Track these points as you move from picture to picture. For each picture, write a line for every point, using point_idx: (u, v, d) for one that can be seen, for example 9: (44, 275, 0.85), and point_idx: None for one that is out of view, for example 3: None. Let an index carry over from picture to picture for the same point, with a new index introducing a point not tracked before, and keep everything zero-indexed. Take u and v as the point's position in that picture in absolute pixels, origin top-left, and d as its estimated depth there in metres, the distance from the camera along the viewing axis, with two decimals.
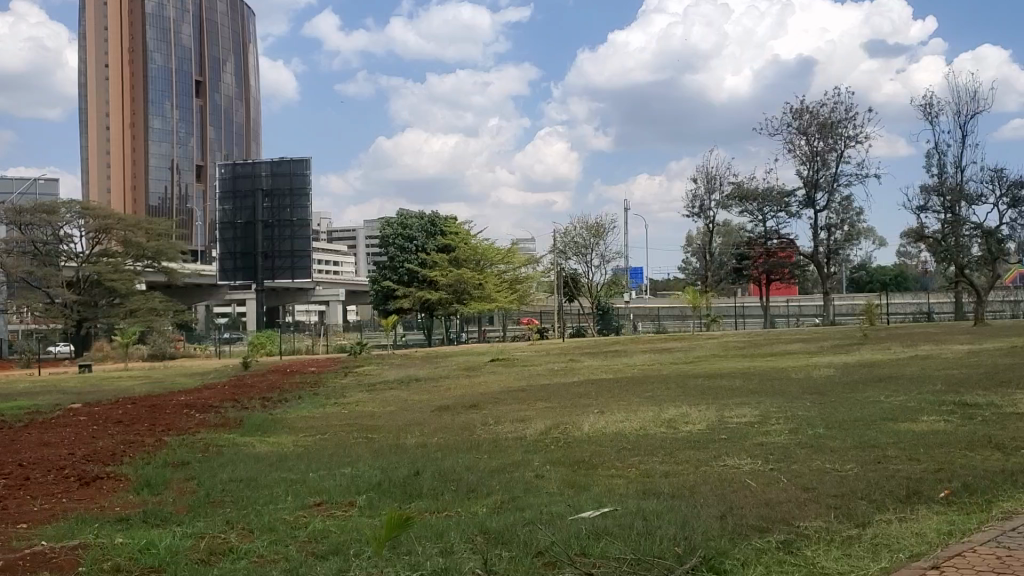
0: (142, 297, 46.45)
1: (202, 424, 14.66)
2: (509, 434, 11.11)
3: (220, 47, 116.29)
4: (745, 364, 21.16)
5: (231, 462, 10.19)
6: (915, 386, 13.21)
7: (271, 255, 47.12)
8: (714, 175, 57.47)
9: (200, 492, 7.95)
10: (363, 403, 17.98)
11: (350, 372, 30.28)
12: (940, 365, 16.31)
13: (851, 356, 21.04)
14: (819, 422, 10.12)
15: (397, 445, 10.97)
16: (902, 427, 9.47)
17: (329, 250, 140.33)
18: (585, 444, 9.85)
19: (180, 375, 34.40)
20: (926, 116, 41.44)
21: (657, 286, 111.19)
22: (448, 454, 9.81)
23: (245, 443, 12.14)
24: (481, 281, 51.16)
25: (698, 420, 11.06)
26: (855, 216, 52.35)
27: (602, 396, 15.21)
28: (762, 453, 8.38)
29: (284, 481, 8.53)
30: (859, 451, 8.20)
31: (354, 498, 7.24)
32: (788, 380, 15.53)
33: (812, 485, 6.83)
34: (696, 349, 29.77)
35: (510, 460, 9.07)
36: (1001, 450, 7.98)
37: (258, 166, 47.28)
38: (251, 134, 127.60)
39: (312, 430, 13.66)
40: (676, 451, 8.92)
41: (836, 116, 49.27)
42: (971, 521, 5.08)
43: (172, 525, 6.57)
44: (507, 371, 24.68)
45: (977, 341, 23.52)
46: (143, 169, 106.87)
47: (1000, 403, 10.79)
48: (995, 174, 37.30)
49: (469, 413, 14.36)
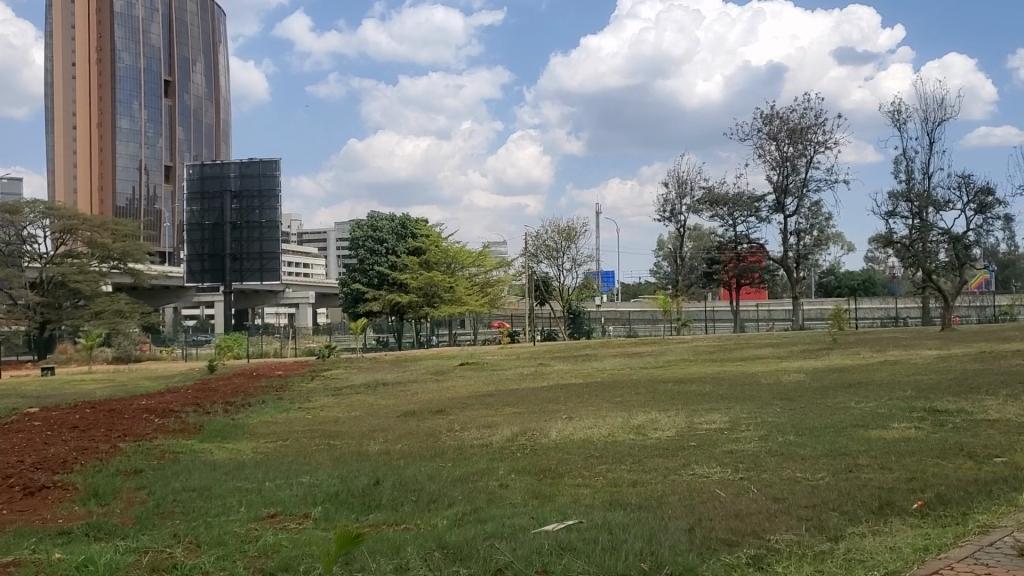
0: (107, 298, 45.56)
1: (162, 429, 14.24)
2: (474, 442, 10.83)
3: (188, 47, 115.25)
4: (715, 369, 21.04)
5: (186, 469, 9.85)
6: (886, 392, 13.06)
7: (240, 257, 46.54)
8: (685, 179, 57.58)
9: (150, 503, 7.63)
10: (328, 408, 17.61)
11: (317, 376, 29.80)
12: (909, 371, 16.23)
13: (820, 361, 20.99)
14: (789, 429, 9.96)
15: (360, 452, 10.66)
16: (873, 434, 9.32)
17: (299, 252, 139.22)
18: (552, 451, 9.59)
19: (144, 378, 33.77)
20: (895, 123, 41.75)
21: (628, 290, 111.21)
22: (411, 462, 9.53)
23: (203, 450, 11.78)
24: (452, 284, 50.71)
25: (667, 427, 10.85)
26: (824, 221, 52.68)
27: (571, 402, 14.94)
28: (733, 461, 8.19)
29: (240, 490, 8.22)
30: (830, 459, 8.04)
31: (310, 510, 6.96)
32: (757, 386, 15.38)
33: (783, 496, 6.64)
34: (667, 353, 29.61)
35: (474, 468, 8.82)
36: (974, 458, 7.85)
37: (227, 167, 46.72)
38: (221, 135, 126.42)
39: (272, 436, 13.30)
40: (645, 459, 8.70)
41: (806, 121, 49.54)
42: (946, 535, 4.89)
43: (115, 538, 6.24)
44: (476, 375, 24.39)
45: (944, 346, 23.60)
46: (110, 169, 105.03)
47: (971, 410, 10.67)
48: (963, 180, 37.58)
49: (435, 419, 14.05)
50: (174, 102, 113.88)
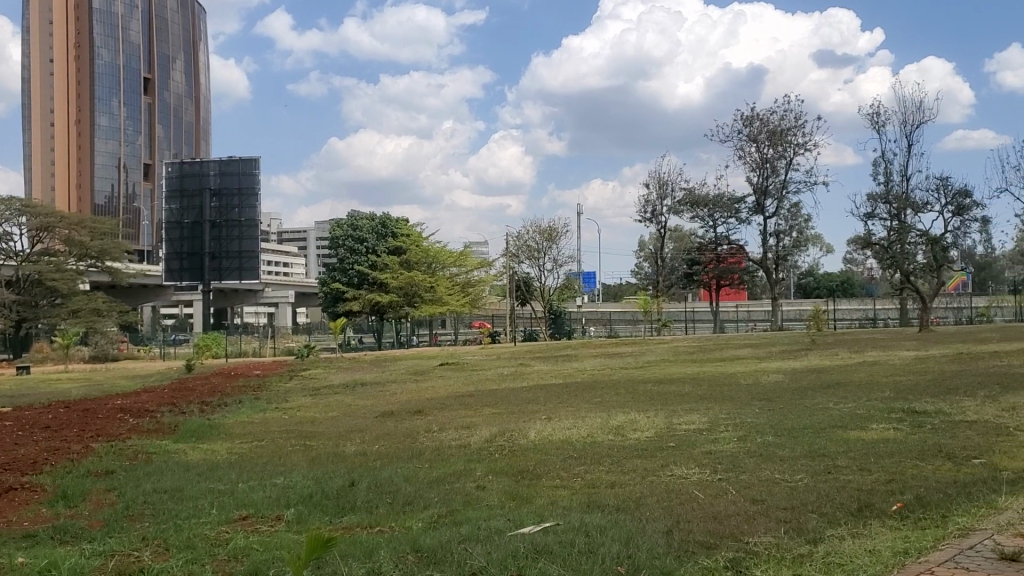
0: (84, 297, 45.05)
1: (136, 430, 14.03)
2: (452, 443, 10.74)
3: (168, 45, 114.50)
4: (695, 369, 21.04)
5: (159, 470, 9.69)
6: (864, 393, 13.10)
7: (219, 256, 46.18)
8: (666, 180, 57.70)
9: (119, 505, 7.48)
10: (305, 408, 17.45)
11: (296, 376, 29.58)
12: (887, 372, 16.26)
13: (799, 362, 21.03)
14: (767, 429, 9.93)
15: (336, 453, 10.55)
16: (850, 435, 9.30)
17: (279, 251, 138.52)
18: (530, 452, 9.53)
19: (121, 377, 33.43)
20: (873, 125, 41.99)
21: (609, 290, 111.33)
22: (386, 463, 9.42)
23: (177, 450, 11.61)
24: (433, 284, 50.79)
25: (646, 427, 10.81)
26: (803, 223, 52.96)
27: (551, 402, 14.87)
28: (711, 462, 8.13)
29: (212, 492, 8.08)
30: (809, 460, 8.00)
31: (282, 512, 6.84)
32: (736, 386, 15.38)
33: (761, 497, 6.58)
34: (647, 354, 29.61)
35: (451, 470, 8.72)
36: (952, 459, 7.82)
37: (206, 165, 46.34)
38: (201, 133, 125.54)
39: (248, 437, 13.14)
40: (624, 460, 8.64)
41: (786, 124, 49.73)
42: (927, 538, 4.85)
43: (81, 542, 6.10)
44: (455, 375, 24.27)
45: (922, 347, 23.71)
46: (89, 166, 103.86)
47: (949, 411, 10.69)
48: (940, 183, 37.81)
49: (413, 420, 13.93)
50: (153, 100, 112.98)
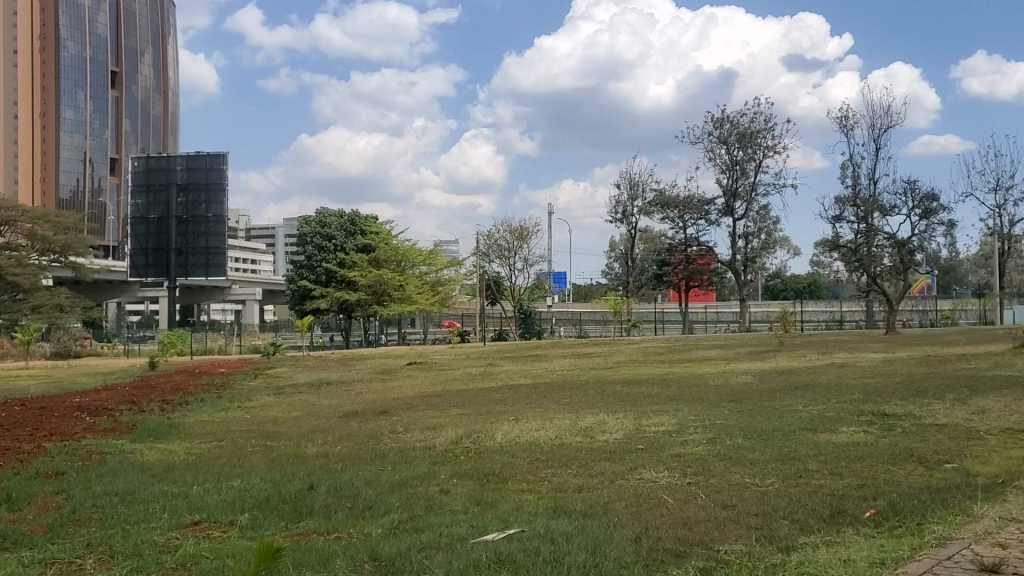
0: (46, 293, 44.06)
1: (91, 429, 13.62)
2: (417, 444, 10.49)
3: (136, 38, 113.89)
4: (664, 370, 20.97)
5: (113, 471, 9.37)
6: (832, 395, 13.03)
7: (185, 251, 45.57)
8: (637, 181, 57.71)
9: (66, 508, 7.17)
10: (268, 408, 17.09)
11: (261, 374, 29.16)
12: (857, 374, 16.19)
13: (768, 363, 20.97)
14: (736, 432, 9.77)
15: (297, 455, 10.28)
16: (822, 439, 9.16)
17: (247, 248, 137.27)
18: (497, 454, 9.32)
19: (82, 375, 32.77)
20: (842, 128, 42.22)
21: (580, 291, 111.31)
22: (348, 466, 9.15)
23: (133, 450, 11.25)
24: (402, 282, 50.11)
25: (614, 429, 10.64)
26: (771, 225, 53.21)
27: (519, 403, 14.68)
28: (682, 466, 7.95)
29: (166, 495, 7.76)
30: (780, 465, 7.85)
31: (237, 517, 6.58)
32: (705, 388, 15.24)
33: (731, 503, 6.40)
34: (615, 354, 29.50)
35: (414, 472, 8.49)
36: (924, 464, 7.70)
37: (173, 159, 45.65)
38: (168, 128, 124.05)
39: (208, 437, 12.77)
40: (592, 463, 8.44)
41: (756, 126, 49.85)
42: (904, 548, 4.71)
43: (21, 549, 5.80)
44: (422, 374, 23.99)
45: (890, 349, 23.77)
46: (53, 160, 101.41)
47: (918, 414, 10.61)
48: (909, 186, 38.00)
49: (377, 420, 13.67)
50: (120, 94, 111.55)
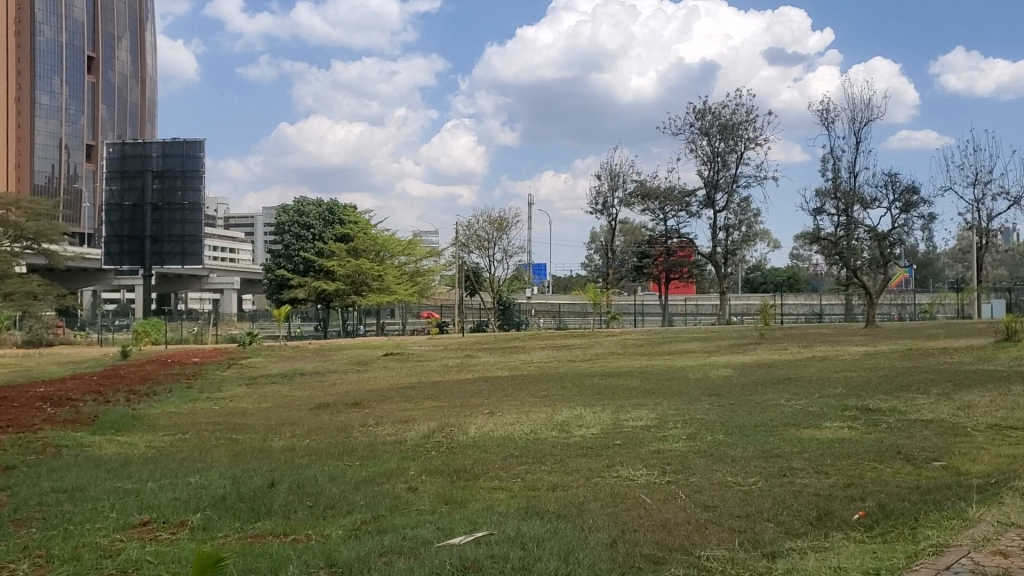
0: (19, 280, 43.23)
1: (52, 421, 13.14)
2: (387, 438, 10.11)
3: (113, 24, 112.50)
4: (643, 363, 20.66)
5: (68, 466, 8.92)
6: (816, 389, 12.73)
7: (161, 239, 44.79)
8: (617, 172, 57.51)
9: (8, 506, 6.76)
10: (238, 399, 16.65)
11: (235, 364, 28.63)
12: (837, 368, 15.90)
13: (748, 356, 20.68)
14: (718, 427, 9.45)
15: (263, 449, 9.87)
16: (806, 434, 8.87)
17: (225, 237, 136.07)
18: (468, 449, 8.98)
19: (54, 364, 32.13)
20: (823, 121, 42.06)
21: (560, 282, 110.95)
22: (313, 461, 8.76)
23: (91, 443, 10.79)
24: (380, 273, 50.32)
25: (592, 423, 10.29)
26: (753, 217, 53.06)
27: (494, 396, 14.31)
28: (659, 463, 7.60)
29: (118, 492, 7.34)
30: (763, 462, 7.53)
31: (189, 517, 6.18)
32: (685, 381, 14.95)
33: (712, 504, 6.07)
34: (595, 346, 29.16)
35: (382, 469, 8.09)
36: (912, 461, 7.42)
37: (148, 146, 44.86)
38: (146, 114, 122.75)
39: (172, 429, 12.34)
40: (568, 459, 8.10)
41: (738, 118, 49.86)
42: (897, 555, 4.40)
43: None
44: (399, 366, 23.56)
45: (871, 342, 23.49)
46: (28, 146, 99.68)
47: (903, 409, 10.33)
48: (889, 179, 37.88)
49: (349, 413, 13.28)
50: (97, 79, 110.26)
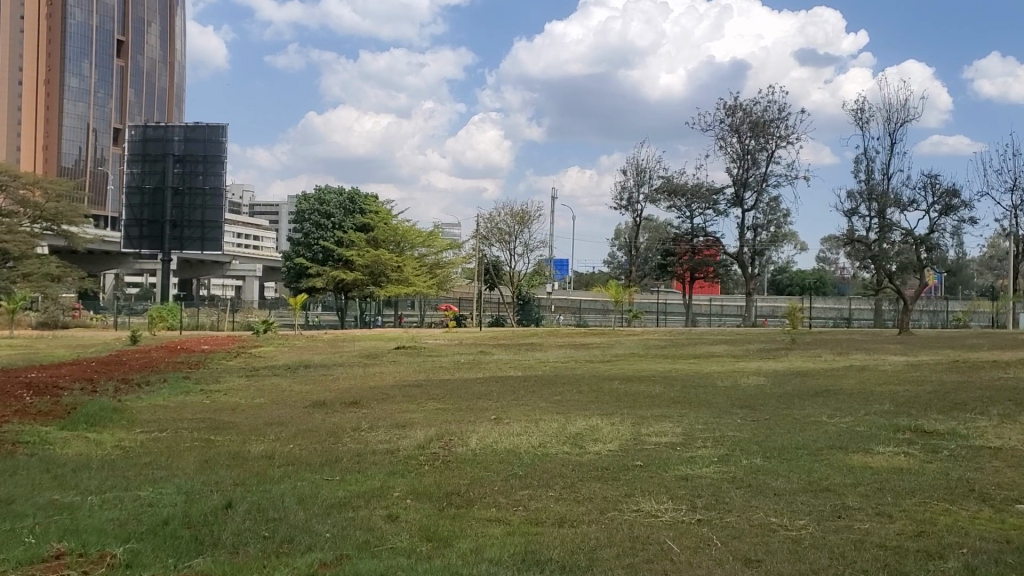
0: (36, 261, 42.04)
1: (24, 412, 12.08)
2: (379, 448, 8.97)
3: (144, 8, 111.86)
4: (667, 367, 19.33)
5: (13, 469, 7.83)
6: (860, 404, 11.51)
7: (180, 223, 43.82)
8: (644, 167, 56.08)
9: None
10: (233, 392, 15.59)
11: (244, 354, 27.53)
12: (879, 379, 14.59)
13: (780, 363, 19.29)
14: (752, 448, 8.26)
15: (240, 454, 8.78)
16: (855, 462, 7.64)
17: (249, 225, 135.55)
18: (466, 465, 7.83)
19: (63, 347, 31.26)
20: (857, 121, 40.67)
21: (582, 279, 109.63)
22: (287, 475, 7.61)
23: (55, 441, 9.73)
24: (400, 263, 48.23)
25: (609, 438, 9.06)
26: (782, 217, 51.62)
27: (505, 398, 13.18)
28: (689, 495, 6.38)
29: (52, 508, 6.26)
30: (812, 497, 6.35)
31: (113, 550, 5.08)
32: (712, 390, 13.61)
33: (756, 557, 4.88)
34: (616, 346, 27.92)
35: (362, 488, 6.96)
36: (988, 502, 6.24)
37: (170, 129, 44.07)
38: (174, 99, 122.24)
39: (152, 427, 11.24)
40: (580, 484, 6.93)
41: (769, 115, 48.27)
42: None
43: None
44: (409, 361, 22.46)
45: (908, 351, 22.15)
46: (57, 127, 99.68)
47: (965, 433, 9.06)
48: (929, 181, 36.27)
49: (347, 412, 12.25)
50: (127, 63, 109.59)
